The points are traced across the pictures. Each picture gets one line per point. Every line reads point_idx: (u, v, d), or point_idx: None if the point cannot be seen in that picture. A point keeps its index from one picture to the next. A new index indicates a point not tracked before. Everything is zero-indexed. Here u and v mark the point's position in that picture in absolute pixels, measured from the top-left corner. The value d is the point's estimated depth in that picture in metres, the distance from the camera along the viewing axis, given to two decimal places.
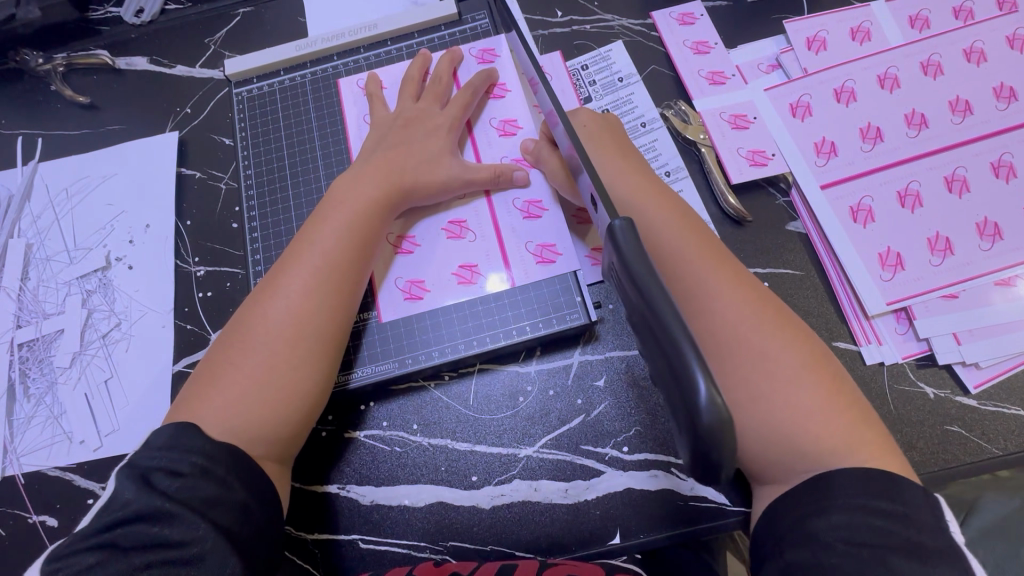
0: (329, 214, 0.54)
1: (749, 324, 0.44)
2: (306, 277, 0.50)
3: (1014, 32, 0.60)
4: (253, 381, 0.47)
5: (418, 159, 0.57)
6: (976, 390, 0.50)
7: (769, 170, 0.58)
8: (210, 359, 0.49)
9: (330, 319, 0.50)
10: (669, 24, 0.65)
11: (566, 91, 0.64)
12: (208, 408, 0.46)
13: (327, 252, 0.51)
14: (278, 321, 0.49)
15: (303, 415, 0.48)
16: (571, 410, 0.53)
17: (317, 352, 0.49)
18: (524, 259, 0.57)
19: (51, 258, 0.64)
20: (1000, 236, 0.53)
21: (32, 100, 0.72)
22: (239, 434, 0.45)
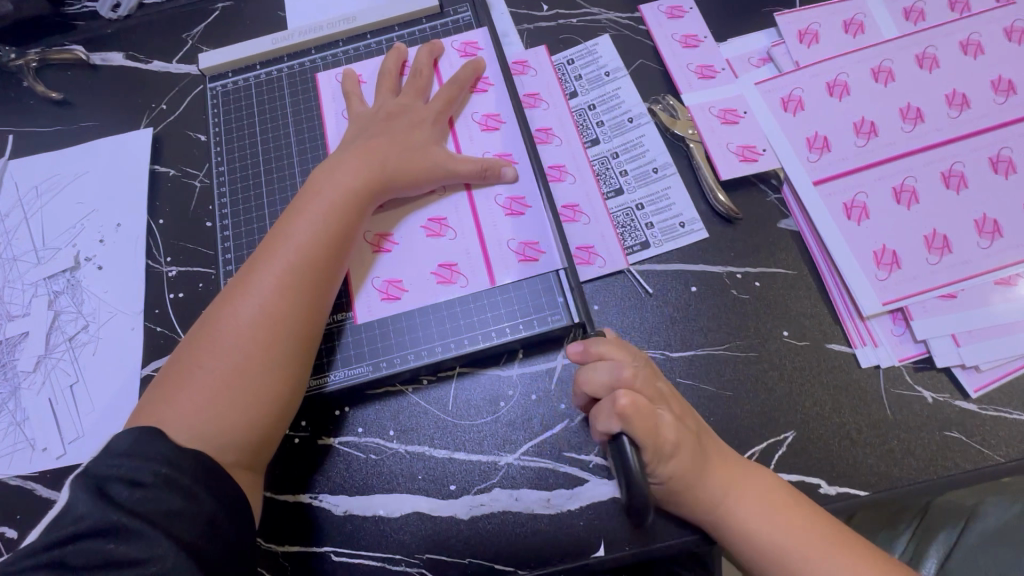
0: (305, 206, 0.51)
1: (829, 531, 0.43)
2: (278, 272, 0.48)
3: (1012, 24, 0.58)
4: (222, 382, 0.45)
5: (398, 150, 0.55)
6: (976, 394, 0.48)
7: (760, 166, 0.56)
8: (177, 360, 0.47)
9: (305, 319, 0.48)
10: (656, 17, 0.63)
11: (552, 87, 0.62)
12: (173, 410, 0.44)
13: (302, 247, 0.49)
14: (248, 319, 0.47)
15: (275, 415, 0.47)
16: (554, 415, 0.51)
17: (291, 349, 0.47)
18: (506, 257, 0.54)
19: (17, 259, 0.62)
20: (1000, 233, 0.51)
21: (3, 97, 0.70)
22: (209, 437, 0.43)
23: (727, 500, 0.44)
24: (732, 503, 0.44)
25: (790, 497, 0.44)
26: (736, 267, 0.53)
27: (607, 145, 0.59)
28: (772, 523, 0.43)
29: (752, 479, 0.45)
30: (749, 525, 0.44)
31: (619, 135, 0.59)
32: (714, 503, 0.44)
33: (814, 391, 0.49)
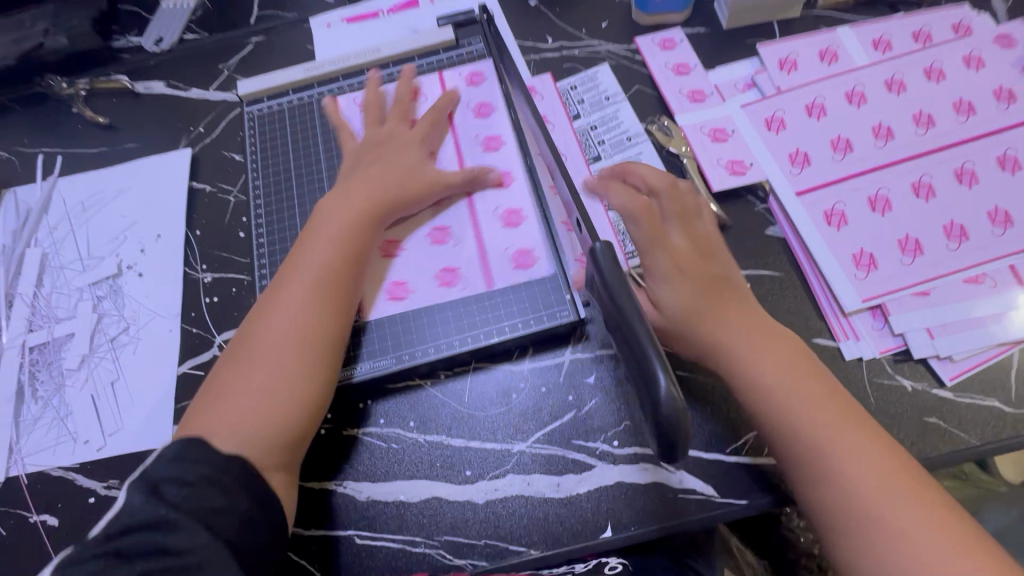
0: (321, 228, 0.56)
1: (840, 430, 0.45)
2: (303, 287, 0.53)
3: (969, 53, 0.64)
4: (267, 389, 0.49)
5: (402, 172, 0.60)
6: (951, 382, 0.52)
7: (747, 179, 0.61)
8: (215, 377, 0.51)
9: (331, 331, 0.52)
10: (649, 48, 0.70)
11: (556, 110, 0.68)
12: (223, 422, 0.47)
13: (324, 266, 0.54)
14: (282, 332, 0.51)
15: (316, 414, 0.51)
16: (562, 406, 0.55)
17: (325, 353, 0.52)
18: (501, 265, 0.59)
19: (65, 267, 0.67)
20: (967, 237, 0.56)
21: (54, 121, 0.77)
22: (263, 438, 0.48)
23: (781, 382, 0.46)
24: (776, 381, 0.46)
25: (843, 400, 0.46)
26: None
27: (608, 162, 0.65)
28: (820, 411, 0.45)
29: (811, 381, 0.47)
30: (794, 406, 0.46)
31: (619, 153, 0.65)
32: (770, 387, 0.46)
33: None
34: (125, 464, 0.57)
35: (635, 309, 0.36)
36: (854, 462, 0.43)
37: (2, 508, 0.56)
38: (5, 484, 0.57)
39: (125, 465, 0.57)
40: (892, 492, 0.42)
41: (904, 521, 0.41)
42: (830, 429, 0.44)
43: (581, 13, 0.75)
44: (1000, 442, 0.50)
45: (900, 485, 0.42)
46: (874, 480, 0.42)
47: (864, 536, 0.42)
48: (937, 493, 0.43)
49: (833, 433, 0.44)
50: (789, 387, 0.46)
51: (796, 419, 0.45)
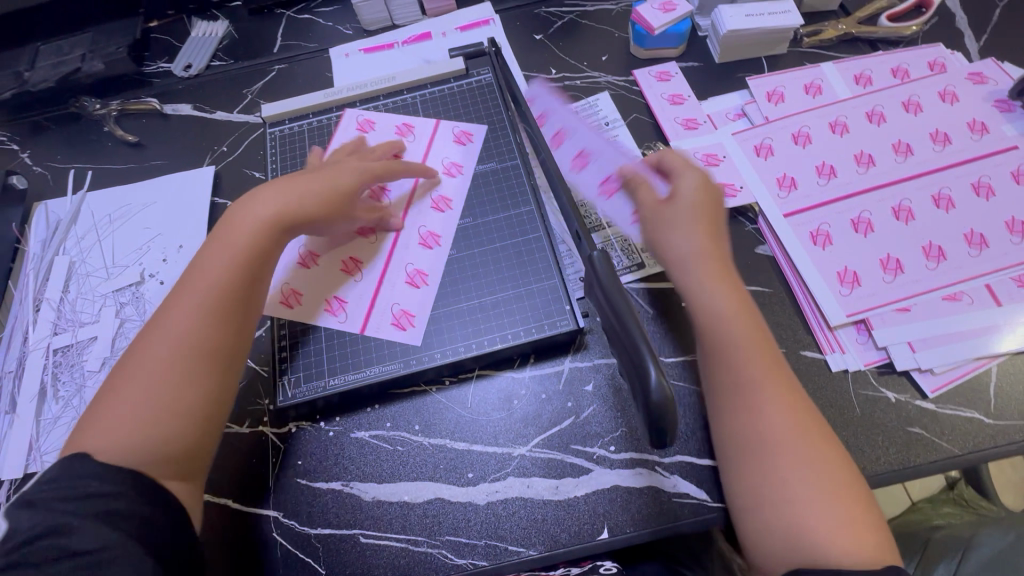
0: (222, 238, 0.54)
1: (788, 427, 0.46)
2: (193, 300, 0.51)
3: (944, 89, 0.69)
4: (154, 405, 0.47)
5: (324, 187, 0.59)
6: (933, 394, 0.55)
7: (738, 201, 0.65)
8: (105, 390, 0.48)
9: (231, 339, 0.51)
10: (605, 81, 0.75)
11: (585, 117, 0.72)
12: (102, 433, 0.45)
13: (228, 271, 0.52)
14: (180, 343, 0.49)
15: (215, 430, 0.49)
16: (562, 412, 0.57)
17: (211, 367, 0.49)
18: (381, 313, 0.62)
19: (91, 274, 0.71)
20: (944, 257, 0.59)
21: (86, 139, 0.82)
22: (141, 453, 0.45)
23: (730, 332, 0.49)
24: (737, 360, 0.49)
25: (779, 364, 0.50)
26: None
27: None
28: (756, 364, 0.49)
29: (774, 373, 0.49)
30: (748, 384, 0.48)
31: None
32: (718, 334, 0.50)
33: None
34: None
35: (637, 323, 0.37)
36: (767, 413, 0.47)
37: (19, 503, 0.58)
38: (22, 480, 0.59)
39: None
40: (795, 452, 0.46)
41: (798, 477, 0.45)
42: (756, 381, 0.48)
43: (583, 47, 0.80)
44: (980, 451, 0.53)
45: (805, 446, 0.46)
46: (782, 438, 0.46)
47: (761, 482, 0.46)
48: (842, 459, 0.46)
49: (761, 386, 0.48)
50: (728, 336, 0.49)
51: (727, 366, 0.49)
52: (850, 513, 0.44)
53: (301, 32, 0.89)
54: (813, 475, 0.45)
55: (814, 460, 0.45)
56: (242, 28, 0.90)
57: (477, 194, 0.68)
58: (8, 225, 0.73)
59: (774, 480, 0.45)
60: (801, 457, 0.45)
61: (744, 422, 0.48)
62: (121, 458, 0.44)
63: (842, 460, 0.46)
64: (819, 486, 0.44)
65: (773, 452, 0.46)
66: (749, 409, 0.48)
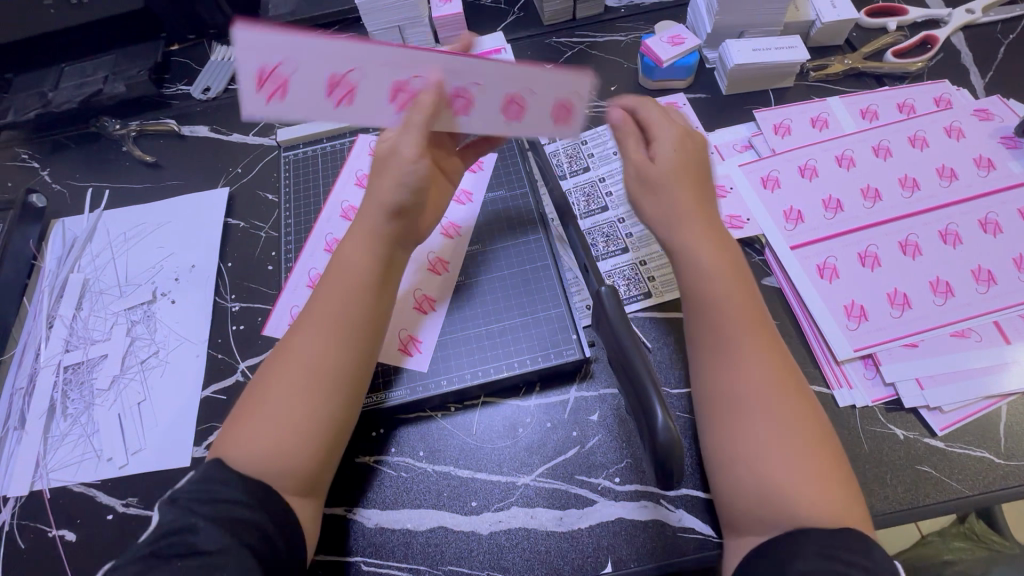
0: (347, 243, 0.51)
1: (768, 385, 0.45)
2: (327, 317, 0.48)
3: (950, 124, 0.70)
4: (282, 420, 0.45)
5: (402, 178, 0.50)
6: (942, 432, 0.54)
7: (745, 232, 0.65)
8: (249, 392, 0.48)
9: (356, 358, 0.48)
10: (253, 67, 0.47)
11: (403, 69, 0.48)
12: (240, 448, 0.44)
13: (356, 284, 0.49)
14: (313, 357, 0.47)
15: (330, 450, 0.47)
16: (566, 441, 0.57)
17: (340, 389, 0.47)
18: (391, 339, 0.62)
19: (103, 292, 0.72)
20: (952, 293, 0.60)
21: (105, 158, 0.84)
22: (275, 475, 0.44)
23: (707, 285, 0.48)
24: (714, 312, 0.47)
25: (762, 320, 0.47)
26: None
27: (613, 213, 0.70)
28: (736, 319, 0.47)
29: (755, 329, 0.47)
30: (726, 337, 0.47)
31: (624, 204, 0.70)
32: (700, 287, 0.48)
33: None
34: (145, 483, 0.59)
35: (644, 362, 0.38)
36: (746, 368, 0.45)
37: (24, 521, 0.58)
38: (28, 497, 0.60)
39: (145, 485, 0.59)
40: (769, 408, 0.44)
41: (768, 439, 0.43)
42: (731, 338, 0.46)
43: (592, 78, 0.82)
44: (991, 492, 0.52)
45: (779, 407, 0.44)
46: (756, 394, 0.45)
47: (729, 444, 0.45)
48: (814, 421, 0.45)
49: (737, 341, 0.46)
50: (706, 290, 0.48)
51: (711, 318, 0.48)
52: (822, 474, 0.42)
53: None
54: (787, 437, 0.43)
55: (787, 419, 0.44)
56: None
57: (487, 221, 0.69)
58: (26, 242, 0.74)
59: (742, 442, 0.44)
60: (774, 417, 0.44)
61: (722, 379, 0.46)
62: (255, 483, 0.43)
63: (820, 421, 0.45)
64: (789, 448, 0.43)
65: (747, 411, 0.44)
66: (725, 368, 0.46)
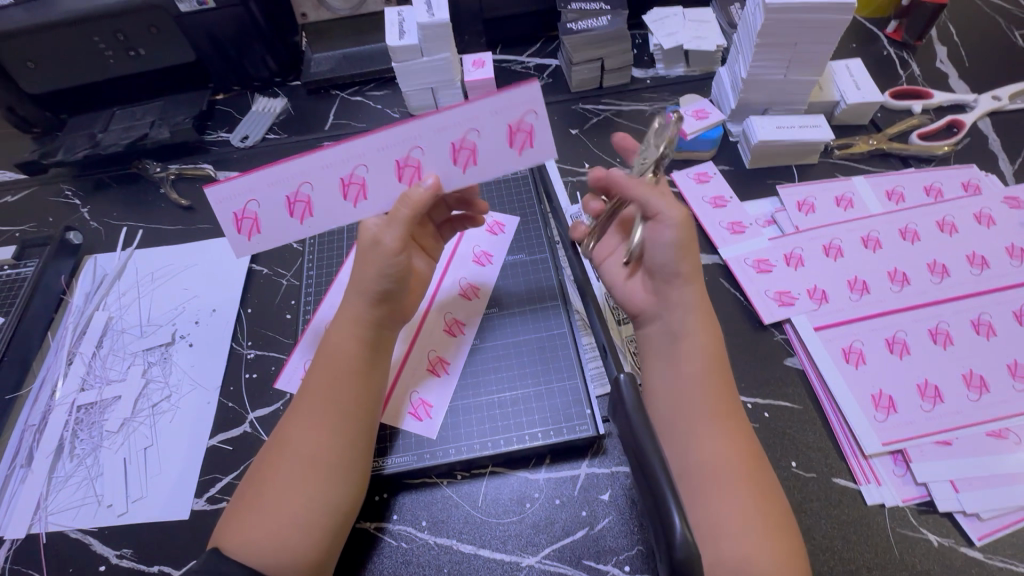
0: (332, 337, 0.54)
1: (730, 464, 0.46)
2: (324, 408, 0.51)
3: (980, 211, 0.69)
4: (283, 510, 0.46)
5: (383, 268, 0.53)
6: (980, 542, 0.51)
7: (796, 310, 0.64)
8: (246, 487, 0.49)
9: (350, 444, 0.50)
10: (229, 216, 0.55)
11: (345, 165, 0.53)
12: (242, 542, 0.45)
13: (346, 370, 0.53)
14: (307, 448, 0.49)
15: (328, 535, 0.47)
16: (576, 521, 0.54)
17: (336, 475, 0.49)
18: (402, 404, 0.61)
19: (125, 331, 0.73)
20: (987, 389, 0.57)
21: (143, 199, 0.87)
22: (279, 567, 0.45)
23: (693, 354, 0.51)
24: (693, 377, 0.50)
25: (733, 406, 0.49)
26: (747, 396, 0.60)
27: None
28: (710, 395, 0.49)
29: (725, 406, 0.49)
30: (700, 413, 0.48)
31: None
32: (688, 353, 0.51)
33: (821, 522, 0.52)
34: (141, 535, 0.58)
35: (659, 457, 0.37)
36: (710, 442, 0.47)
37: (16, 566, 0.57)
38: (24, 541, 0.59)
39: (141, 537, 0.58)
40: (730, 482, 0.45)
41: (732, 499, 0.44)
42: (713, 402, 0.49)
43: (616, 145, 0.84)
44: None
45: (750, 475, 0.45)
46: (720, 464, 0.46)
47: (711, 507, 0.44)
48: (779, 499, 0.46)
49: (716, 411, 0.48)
50: (701, 360, 0.51)
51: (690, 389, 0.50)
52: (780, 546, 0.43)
53: (352, 113, 0.95)
54: (759, 503, 0.44)
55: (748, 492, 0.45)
56: (298, 105, 0.97)
57: (505, 284, 0.69)
58: (58, 277, 0.76)
59: (718, 507, 0.44)
60: (752, 487, 0.45)
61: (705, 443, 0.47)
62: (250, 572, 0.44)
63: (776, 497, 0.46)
64: (761, 514, 0.44)
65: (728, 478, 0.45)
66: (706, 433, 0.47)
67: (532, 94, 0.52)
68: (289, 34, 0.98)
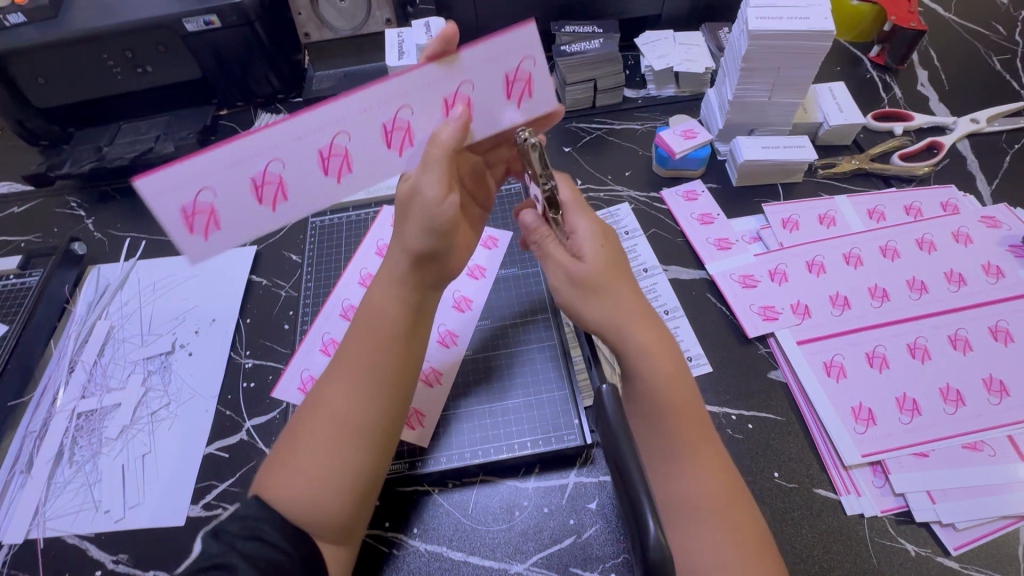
0: (376, 298, 0.54)
1: (706, 492, 0.47)
2: (360, 372, 0.50)
3: (958, 230, 0.71)
4: (321, 465, 0.47)
5: (427, 220, 0.50)
6: (956, 552, 0.52)
7: (779, 324, 0.66)
8: (289, 437, 0.50)
9: (387, 410, 0.51)
10: (177, 214, 0.49)
11: (322, 135, 0.50)
12: (284, 491, 0.47)
13: (387, 334, 0.52)
14: (347, 408, 0.49)
15: (360, 495, 0.49)
16: (563, 529, 0.56)
17: (373, 439, 0.49)
18: None
19: (126, 340, 0.75)
20: (963, 402, 0.59)
21: (146, 211, 0.89)
22: (315, 517, 0.46)
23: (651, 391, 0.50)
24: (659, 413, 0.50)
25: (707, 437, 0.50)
26: (732, 408, 0.61)
27: None
28: (676, 428, 0.49)
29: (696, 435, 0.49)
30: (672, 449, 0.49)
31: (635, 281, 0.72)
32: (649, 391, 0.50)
33: (803, 531, 0.54)
34: (137, 540, 0.59)
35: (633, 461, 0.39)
36: (686, 473, 0.48)
37: (13, 570, 0.58)
38: (21, 545, 0.60)
39: (139, 541, 0.59)
40: (705, 512, 0.47)
41: (710, 529, 0.46)
42: (687, 433, 0.49)
43: (608, 162, 0.86)
44: None
45: (726, 500, 0.48)
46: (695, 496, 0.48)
47: (690, 538, 0.47)
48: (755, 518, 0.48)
49: (690, 444, 0.49)
50: (666, 397, 0.49)
51: (658, 425, 0.50)
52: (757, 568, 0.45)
53: None
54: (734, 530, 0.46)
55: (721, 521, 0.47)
56: None
57: (498, 297, 0.71)
58: (62, 286, 0.78)
59: (697, 539, 0.46)
60: (724, 514, 0.47)
61: (668, 485, 0.49)
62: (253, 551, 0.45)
63: (751, 515, 0.48)
64: (736, 539, 0.46)
65: (694, 516, 0.47)
66: (673, 474, 0.49)
67: (528, 39, 0.51)
68: (292, 53, 1.01)
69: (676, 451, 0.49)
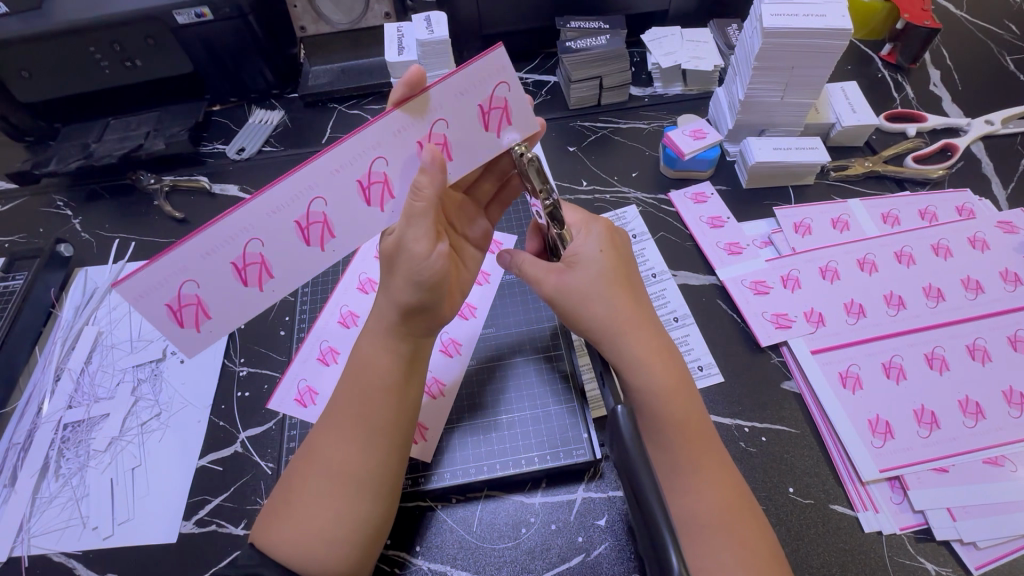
0: (368, 342, 0.52)
1: (717, 510, 0.46)
2: (356, 422, 0.49)
3: (974, 235, 0.70)
4: (321, 517, 0.47)
5: (414, 273, 0.49)
6: (978, 571, 0.50)
7: (793, 332, 0.64)
8: (286, 487, 0.50)
9: (386, 458, 0.49)
10: (162, 309, 0.49)
11: (298, 207, 0.49)
12: (283, 541, 0.46)
13: (381, 380, 0.51)
14: (343, 458, 0.48)
15: (362, 544, 0.47)
16: (571, 547, 0.54)
17: (367, 491, 0.48)
18: None
19: (114, 346, 0.72)
20: (983, 415, 0.57)
21: (136, 211, 0.86)
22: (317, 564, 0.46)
23: (657, 403, 0.49)
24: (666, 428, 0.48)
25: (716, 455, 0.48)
26: (745, 421, 0.59)
27: None
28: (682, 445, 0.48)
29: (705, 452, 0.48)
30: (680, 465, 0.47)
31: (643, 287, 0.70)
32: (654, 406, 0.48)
33: (820, 549, 0.52)
34: (127, 558, 0.57)
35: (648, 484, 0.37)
36: (695, 490, 0.46)
37: None
38: (5, 564, 0.57)
39: (128, 559, 0.57)
40: (716, 530, 0.45)
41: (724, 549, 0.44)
42: (696, 449, 0.48)
43: (613, 163, 0.84)
44: None
45: (737, 518, 0.46)
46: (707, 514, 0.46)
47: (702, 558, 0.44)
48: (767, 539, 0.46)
49: (699, 459, 0.47)
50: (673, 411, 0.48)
51: (665, 441, 0.48)
52: None
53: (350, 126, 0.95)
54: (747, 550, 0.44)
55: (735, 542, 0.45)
56: (295, 118, 0.96)
57: (502, 303, 0.69)
58: (47, 290, 0.75)
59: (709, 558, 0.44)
60: (734, 534, 0.45)
61: (676, 502, 0.47)
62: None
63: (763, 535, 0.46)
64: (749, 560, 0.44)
65: (704, 533, 0.45)
66: (679, 490, 0.47)
67: (499, 64, 0.48)
68: (287, 47, 0.98)
69: (680, 466, 0.47)
